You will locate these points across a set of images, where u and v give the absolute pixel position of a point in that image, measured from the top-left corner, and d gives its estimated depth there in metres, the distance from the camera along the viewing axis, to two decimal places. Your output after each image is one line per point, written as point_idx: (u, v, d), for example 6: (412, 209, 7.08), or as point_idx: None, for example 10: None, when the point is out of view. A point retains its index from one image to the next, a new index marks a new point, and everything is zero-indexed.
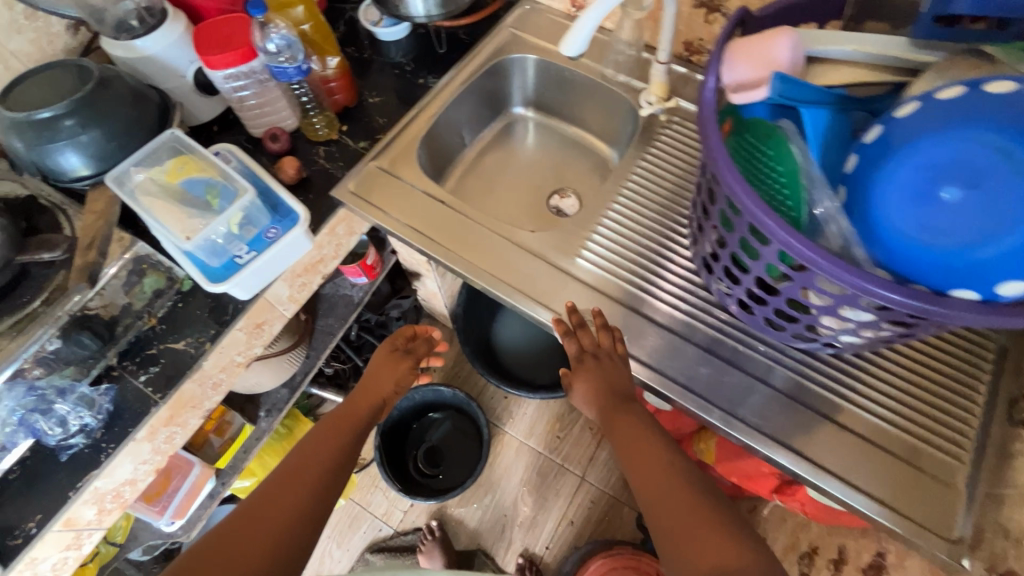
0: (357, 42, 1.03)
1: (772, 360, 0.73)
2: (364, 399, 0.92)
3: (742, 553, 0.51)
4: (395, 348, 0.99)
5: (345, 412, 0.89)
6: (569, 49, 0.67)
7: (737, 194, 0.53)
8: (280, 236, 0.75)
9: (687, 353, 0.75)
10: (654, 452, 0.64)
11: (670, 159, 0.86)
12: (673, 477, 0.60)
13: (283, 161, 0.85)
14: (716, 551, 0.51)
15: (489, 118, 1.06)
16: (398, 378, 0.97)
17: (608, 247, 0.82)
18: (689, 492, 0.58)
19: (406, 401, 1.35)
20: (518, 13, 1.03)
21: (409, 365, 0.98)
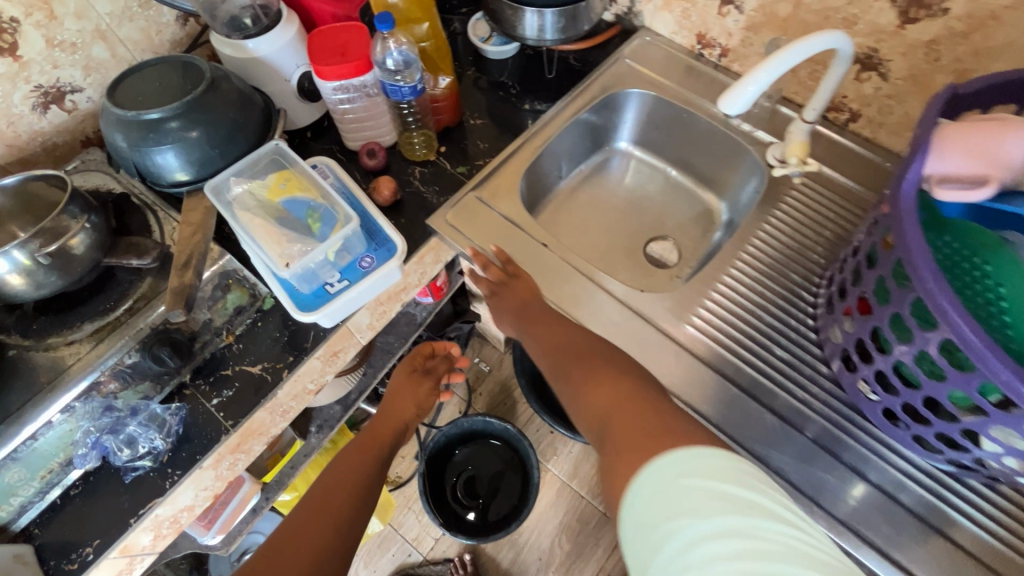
0: (462, 57, 0.97)
1: (907, 476, 0.64)
2: (387, 421, 0.88)
3: (620, 388, 0.60)
4: (414, 368, 0.94)
5: (366, 438, 0.84)
6: (727, 107, 0.61)
7: (941, 308, 0.45)
8: (375, 266, 0.70)
9: (805, 450, 0.66)
10: (569, 331, 0.70)
11: (797, 226, 0.78)
12: (583, 349, 0.67)
13: (379, 181, 0.80)
14: (606, 392, 0.60)
15: (589, 150, 1.00)
16: (420, 400, 0.92)
17: (723, 317, 0.74)
18: (603, 358, 0.65)
19: (453, 427, 1.30)
20: (636, 43, 0.96)
21: (430, 386, 0.94)
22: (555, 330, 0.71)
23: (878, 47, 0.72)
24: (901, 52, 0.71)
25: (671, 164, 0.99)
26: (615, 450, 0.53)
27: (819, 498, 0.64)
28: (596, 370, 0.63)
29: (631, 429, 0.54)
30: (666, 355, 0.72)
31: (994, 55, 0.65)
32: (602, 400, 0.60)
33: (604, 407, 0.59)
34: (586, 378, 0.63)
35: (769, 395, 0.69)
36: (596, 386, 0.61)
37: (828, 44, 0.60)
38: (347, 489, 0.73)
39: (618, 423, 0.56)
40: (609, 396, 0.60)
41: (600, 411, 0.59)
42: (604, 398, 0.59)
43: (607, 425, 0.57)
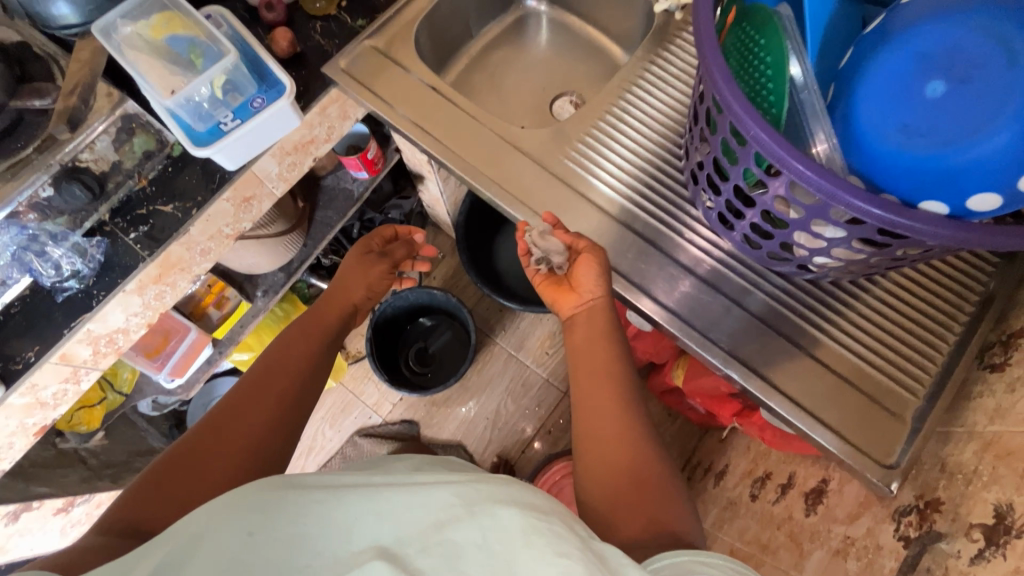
0: None
1: (750, 283, 0.71)
2: (333, 308, 0.84)
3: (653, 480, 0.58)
4: (368, 249, 0.91)
5: (304, 324, 0.79)
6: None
7: (720, 86, 0.50)
8: (265, 106, 0.74)
9: (664, 266, 0.73)
10: (612, 400, 0.63)
11: (679, 68, 0.81)
12: (614, 408, 0.62)
13: (276, 33, 0.82)
14: (632, 471, 0.58)
15: (500, 9, 1.00)
16: (370, 283, 0.88)
17: (636, 179, 0.76)
18: (624, 442, 0.60)
19: (400, 301, 1.39)
20: None
21: (384, 270, 0.90)
22: (601, 394, 0.63)
23: None
24: None
25: (583, 21, 0.99)
26: (609, 520, 0.55)
27: (672, 305, 0.71)
28: (610, 464, 0.59)
29: (642, 515, 0.54)
30: (543, 187, 0.78)
31: None
32: (618, 483, 0.57)
33: (623, 487, 0.57)
34: (606, 445, 0.60)
35: (636, 220, 0.75)
36: (611, 473, 0.58)
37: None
38: (298, 364, 0.72)
39: (637, 509, 0.55)
40: (629, 483, 0.57)
41: (625, 490, 0.56)
42: (614, 489, 0.57)
43: (626, 506, 0.55)
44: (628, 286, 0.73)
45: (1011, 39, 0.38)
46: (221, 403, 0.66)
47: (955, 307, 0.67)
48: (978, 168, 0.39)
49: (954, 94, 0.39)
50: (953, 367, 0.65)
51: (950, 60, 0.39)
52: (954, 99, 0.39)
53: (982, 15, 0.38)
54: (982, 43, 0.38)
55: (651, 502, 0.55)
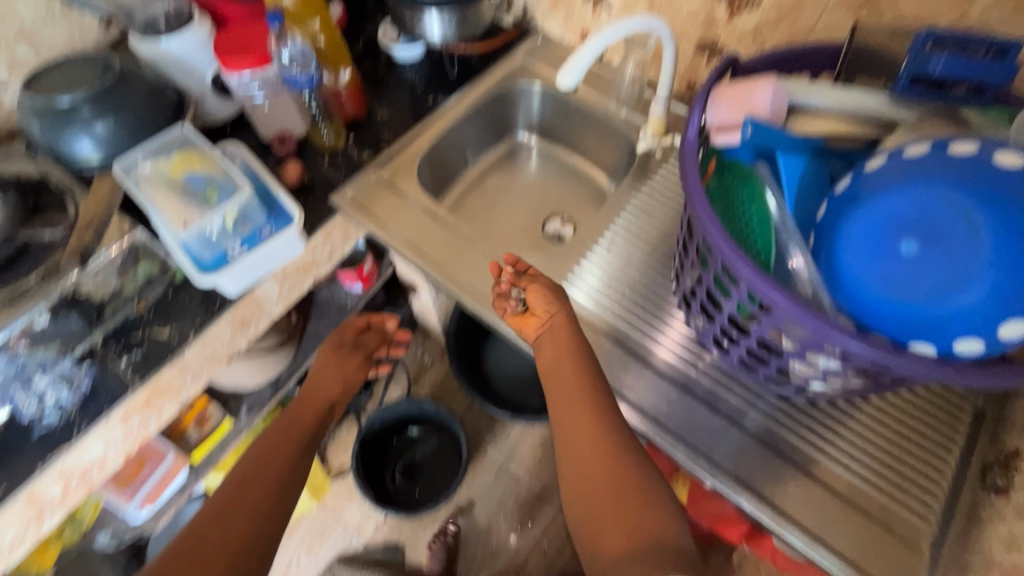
0: (374, 56, 1.07)
1: (746, 402, 0.72)
2: (315, 404, 0.88)
3: (661, 528, 0.54)
4: (341, 344, 0.99)
5: (285, 424, 0.82)
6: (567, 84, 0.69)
7: (710, 231, 0.55)
8: (273, 234, 0.77)
9: (662, 387, 0.74)
10: (595, 425, 0.62)
11: (660, 197, 0.88)
12: (598, 437, 0.61)
13: (286, 165, 0.89)
14: (634, 522, 0.55)
15: (494, 141, 1.09)
16: (345, 374, 0.96)
17: (610, 293, 0.80)
18: (617, 490, 0.57)
19: (389, 412, 1.36)
20: (529, 44, 1.06)
21: (359, 360, 1.00)
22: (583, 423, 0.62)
23: (719, 34, 0.84)
24: (736, 37, 0.82)
25: (569, 151, 1.09)
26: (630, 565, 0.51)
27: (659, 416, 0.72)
28: (606, 505, 0.57)
29: (658, 548, 0.51)
30: None
31: (802, 36, 0.76)
32: (621, 523, 0.55)
33: (628, 528, 0.54)
34: (600, 498, 0.57)
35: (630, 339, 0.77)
36: (609, 525, 0.55)
37: (657, 25, 0.69)
38: (276, 467, 0.70)
39: (649, 544, 0.52)
40: (632, 520, 0.55)
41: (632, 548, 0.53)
42: (618, 538, 0.54)
43: (640, 545, 0.52)
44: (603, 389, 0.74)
45: (974, 211, 0.41)
46: (208, 502, 0.62)
47: (949, 425, 0.68)
48: (956, 317, 0.42)
49: (927, 252, 0.42)
50: (959, 488, 0.65)
51: (918, 222, 0.43)
52: (928, 258, 0.42)
53: (948, 185, 0.42)
54: (947, 211, 0.42)
55: (658, 532, 0.53)
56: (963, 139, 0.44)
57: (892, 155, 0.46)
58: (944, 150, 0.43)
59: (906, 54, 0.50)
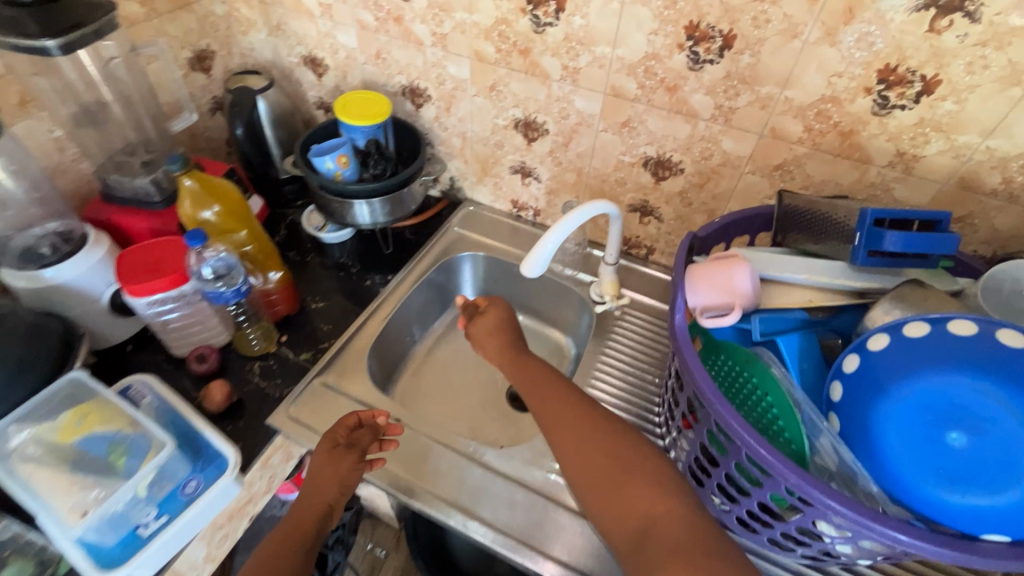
0: (299, 244, 1.01)
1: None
2: (305, 512, 0.63)
3: (663, 501, 0.55)
4: (336, 442, 0.67)
5: (265, 560, 0.58)
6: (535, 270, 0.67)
7: (728, 421, 0.51)
8: (202, 489, 0.63)
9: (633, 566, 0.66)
10: (598, 446, 0.61)
11: (628, 351, 0.87)
12: (603, 446, 0.61)
13: (210, 386, 0.76)
14: (643, 501, 0.56)
15: (439, 311, 1.05)
16: (341, 483, 0.65)
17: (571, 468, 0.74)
18: (614, 462, 0.60)
19: None
20: (462, 214, 1.07)
21: (358, 461, 0.67)
22: (586, 445, 0.62)
23: (647, 198, 0.89)
24: (664, 200, 0.88)
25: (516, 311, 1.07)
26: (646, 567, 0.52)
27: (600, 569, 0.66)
28: (619, 472, 0.59)
29: (670, 540, 0.52)
30: (536, 512, 0.70)
31: (725, 197, 0.83)
32: (635, 502, 0.56)
33: (638, 515, 0.55)
34: (597, 473, 0.60)
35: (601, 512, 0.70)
36: (625, 483, 0.58)
37: (611, 209, 0.71)
38: None
39: (664, 536, 0.52)
40: (642, 500, 0.56)
41: (632, 523, 0.55)
42: (635, 504, 0.56)
43: (647, 541, 0.53)
44: (530, 551, 0.67)
45: (1004, 393, 0.41)
46: None
47: None
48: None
49: (972, 438, 0.41)
50: None
51: (951, 408, 0.42)
52: (975, 445, 0.41)
53: (968, 368, 0.42)
54: (980, 398, 0.41)
55: (669, 518, 0.54)
56: (956, 316, 0.45)
57: (892, 334, 0.46)
58: (945, 330, 0.44)
59: (857, 230, 0.54)
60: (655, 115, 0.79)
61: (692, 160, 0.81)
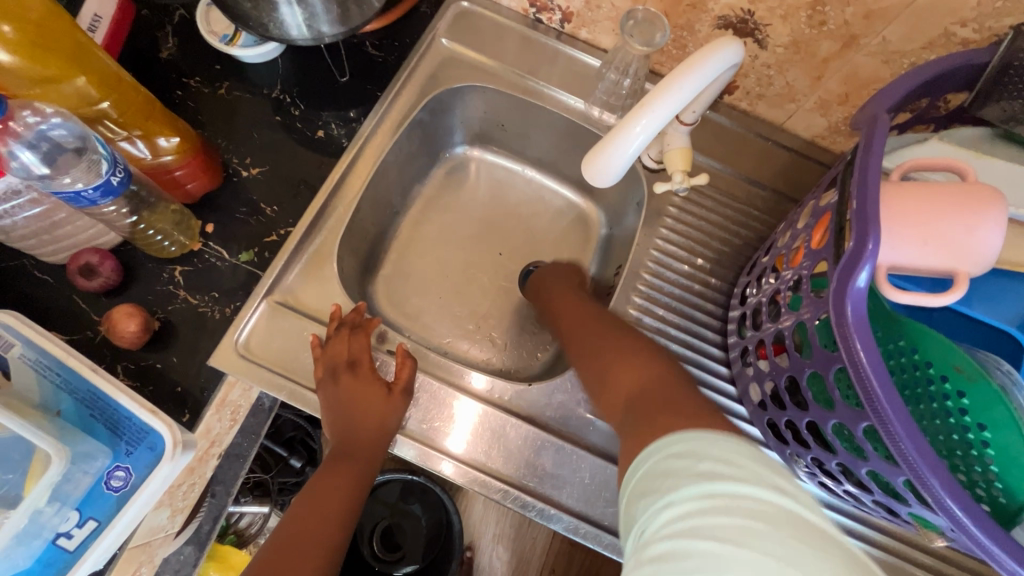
0: (204, 65, 0.65)
1: None
2: (355, 443, 0.52)
3: (654, 370, 0.49)
4: (390, 386, 0.54)
5: (314, 494, 0.50)
6: (601, 175, 0.46)
7: (909, 451, 0.35)
8: (135, 483, 0.46)
9: None
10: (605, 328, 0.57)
11: (692, 240, 0.66)
12: (605, 335, 0.56)
13: (113, 312, 0.53)
14: (633, 370, 0.49)
15: (425, 165, 0.76)
16: (380, 421, 0.52)
17: None
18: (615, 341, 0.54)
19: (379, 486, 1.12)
20: (452, 16, 0.71)
21: (401, 398, 0.54)
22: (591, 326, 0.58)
23: (753, 9, 0.57)
24: (781, 14, 0.56)
25: (527, 164, 0.80)
26: (641, 424, 0.42)
27: (592, 513, 0.54)
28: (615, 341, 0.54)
29: (668, 397, 0.44)
30: (574, 467, 0.55)
31: (887, 16, 0.52)
32: (633, 378, 0.49)
33: (632, 383, 0.48)
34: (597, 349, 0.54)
35: None
36: (620, 368, 0.50)
37: (734, 59, 0.43)
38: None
39: (658, 392, 0.45)
40: (624, 359, 0.51)
41: (630, 393, 0.48)
42: (632, 390, 0.48)
43: (646, 397, 0.45)
44: (517, 494, 0.54)
45: None
46: None
47: None
48: None
49: None
50: None
51: None
52: None
53: None
54: None
55: (660, 379, 0.47)
56: None
57: None
58: None
59: None
60: None
61: None
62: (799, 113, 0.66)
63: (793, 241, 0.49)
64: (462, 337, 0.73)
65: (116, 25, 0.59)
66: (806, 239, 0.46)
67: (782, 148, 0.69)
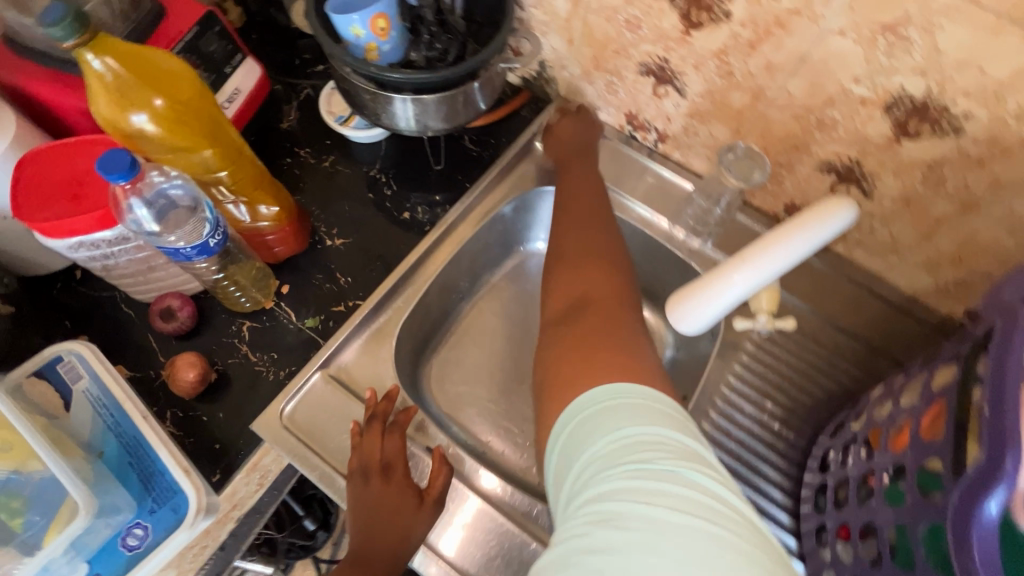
0: (317, 137, 0.71)
1: None
2: (373, 552, 0.49)
3: (611, 293, 0.52)
4: (420, 494, 0.51)
5: None
6: (678, 322, 0.43)
7: None
8: (150, 543, 0.44)
9: None
10: (591, 223, 0.59)
11: (770, 385, 0.61)
12: (594, 214, 0.60)
13: (178, 358, 0.54)
14: (595, 296, 0.51)
15: (498, 257, 0.76)
16: (404, 530, 0.49)
17: None
18: (603, 246, 0.56)
19: None
20: (550, 121, 0.74)
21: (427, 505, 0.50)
22: (586, 219, 0.59)
23: (862, 159, 0.55)
24: (892, 169, 0.54)
25: None
26: (562, 355, 0.47)
27: None
28: (593, 259, 0.55)
29: (600, 334, 0.47)
30: None
31: (1016, 188, 0.48)
32: (582, 286, 0.53)
33: (575, 297, 0.52)
34: (587, 229, 0.58)
35: None
36: (578, 275, 0.54)
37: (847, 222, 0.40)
38: None
39: (594, 336, 0.47)
40: (589, 285, 0.53)
41: (567, 327, 0.50)
42: (578, 288, 0.53)
43: (576, 316, 0.50)
44: None
45: None
46: None
47: None
48: None
49: None
50: None
51: None
52: None
53: None
54: None
55: (606, 306, 0.50)
56: None
57: None
58: None
59: None
60: (967, 18, 0.41)
61: (991, 117, 0.45)
62: (902, 266, 0.61)
63: (894, 418, 0.44)
64: (503, 438, 0.69)
65: (251, 98, 0.64)
66: (912, 422, 0.41)
67: (879, 299, 0.64)
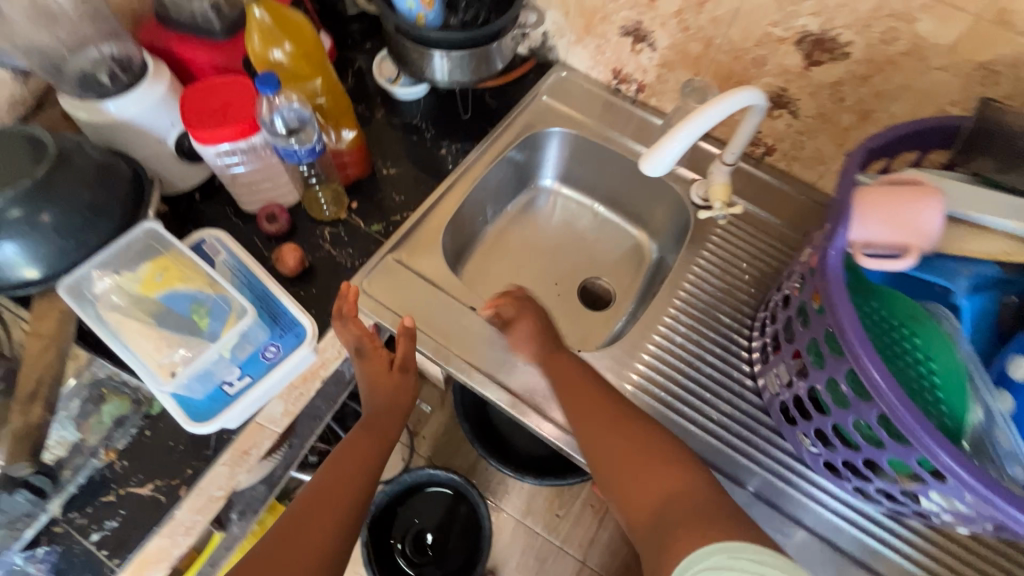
0: (370, 97, 0.90)
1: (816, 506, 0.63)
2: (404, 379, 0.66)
3: (682, 476, 0.56)
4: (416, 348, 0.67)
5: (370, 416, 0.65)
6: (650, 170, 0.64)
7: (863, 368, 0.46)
8: (281, 356, 0.63)
9: None
10: (608, 411, 0.62)
11: (727, 263, 0.79)
12: (616, 417, 0.61)
13: (282, 250, 0.72)
14: (660, 482, 0.56)
15: (513, 192, 0.95)
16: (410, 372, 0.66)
17: (664, 374, 0.71)
18: (620, 420, 0.61)
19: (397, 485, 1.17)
20: (552, 80, 0.93)
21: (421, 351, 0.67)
22: (596, 407, 0.62)
23: (787, 87, 0.74)
24: (809, 91, 0.73)
25: (596, 200, 0.97)
26: (660, 534, 0.53)
27: None
28: (633, 454, 0.58)
29: (689, 512, 0.53)
30: None
31: (893, 96, 0.67)
32: (667, 479, 0.56)
33: (659, 492, 0.56)
34: (593, 413, 0.62)
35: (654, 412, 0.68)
36: (648, 475, 0.57)
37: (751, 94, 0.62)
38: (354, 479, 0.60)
39: (683, 507, 0.54)
40: (654, 474, 0.57)
41: (651, 501, 0.56)
42: (658, 490, 0.56)
43: (667, 512, 0.54)
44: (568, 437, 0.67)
45: None
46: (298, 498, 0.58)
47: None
48: None
49: None
50: None
51: None
52: None
53: None
54: None
55: (692, 488, 0.55)
56: None
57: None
58: None
59: None
60: None
61: (866, 42, 0.64)
62: (828, 173, 0.80)
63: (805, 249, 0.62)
64: None
65: None
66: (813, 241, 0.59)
67: (814, 202, 0.82)
